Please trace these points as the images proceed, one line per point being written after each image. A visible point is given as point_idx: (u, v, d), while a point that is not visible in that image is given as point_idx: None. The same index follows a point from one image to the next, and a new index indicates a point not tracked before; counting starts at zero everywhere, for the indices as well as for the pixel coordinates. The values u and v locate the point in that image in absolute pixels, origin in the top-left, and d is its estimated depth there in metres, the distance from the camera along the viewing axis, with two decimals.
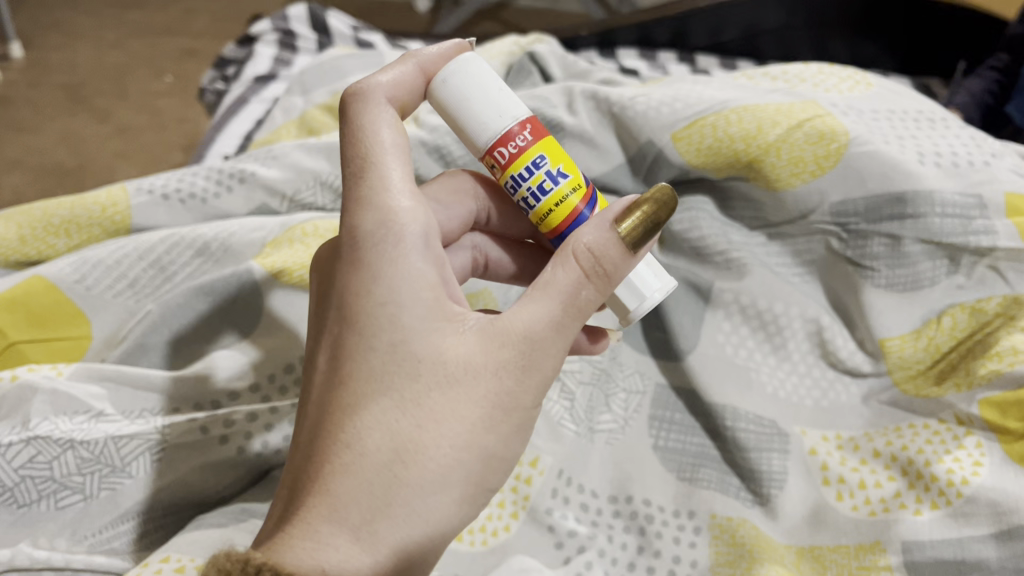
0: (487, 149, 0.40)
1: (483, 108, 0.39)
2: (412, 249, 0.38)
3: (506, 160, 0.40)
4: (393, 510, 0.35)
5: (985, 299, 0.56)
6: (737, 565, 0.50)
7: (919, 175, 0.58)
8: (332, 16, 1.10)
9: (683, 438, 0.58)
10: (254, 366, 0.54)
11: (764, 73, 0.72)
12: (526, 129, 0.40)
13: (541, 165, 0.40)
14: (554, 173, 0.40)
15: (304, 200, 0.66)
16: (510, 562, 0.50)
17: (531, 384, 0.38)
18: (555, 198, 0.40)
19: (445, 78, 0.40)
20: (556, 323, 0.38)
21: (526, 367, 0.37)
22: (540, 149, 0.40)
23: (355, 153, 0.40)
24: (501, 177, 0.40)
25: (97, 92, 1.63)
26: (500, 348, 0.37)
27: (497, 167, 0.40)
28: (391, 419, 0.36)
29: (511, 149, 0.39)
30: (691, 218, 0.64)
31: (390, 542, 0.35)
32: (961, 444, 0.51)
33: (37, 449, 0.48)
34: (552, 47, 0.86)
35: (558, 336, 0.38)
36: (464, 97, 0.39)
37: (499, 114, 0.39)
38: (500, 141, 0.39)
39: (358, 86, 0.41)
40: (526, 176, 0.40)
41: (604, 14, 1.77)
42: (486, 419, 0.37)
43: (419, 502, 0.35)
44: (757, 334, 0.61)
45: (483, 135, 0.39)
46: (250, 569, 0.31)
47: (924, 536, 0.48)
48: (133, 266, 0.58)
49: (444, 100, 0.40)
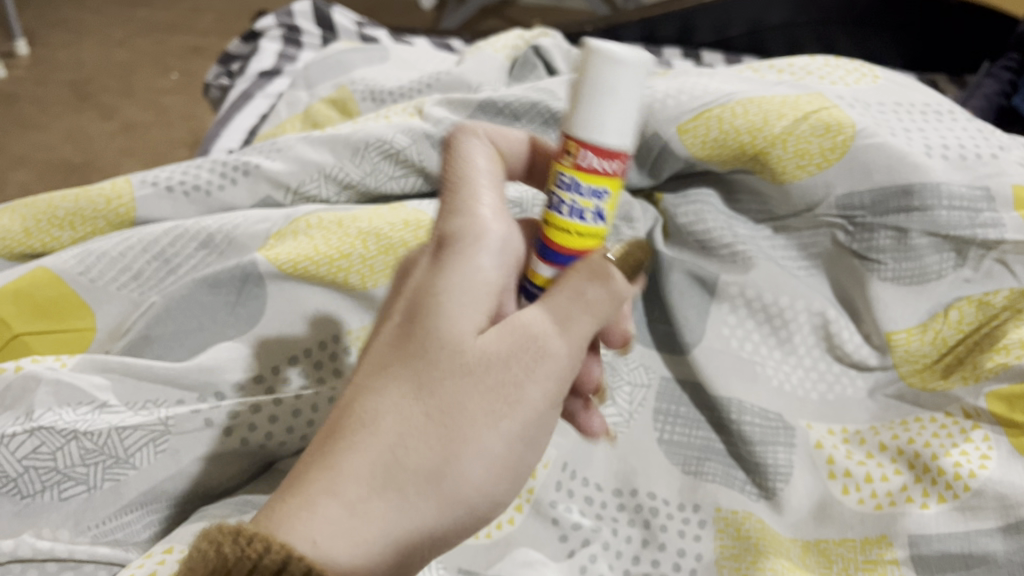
0: (579, 140, 0.35)
1: (607, 120, 0.34)
2: (474, 249, 0.38)
3: (583, 163, 0.35)
4: (390, 493, 0.34)
5: (992, 292, 0.55)
6: (742, 559, 0.51)
7: (926, 167, 0.57)
8: (338, 11, 1.10)
9: (687, 431, 0.58)
10: (256, 356, 0.54)
11: (769, 66, 0.71)
12: (618, 161, 0.35)
13: (599, 197, 0.36)
14: (599, 211, 0.36)
15: (308, 192, 0.66)
16: (514, 555, 0.51)
17: (540, 377, 0.36)
18: (579, 229, 0.37)
19: (615, 59, 0.34)
20: (569, 318, 0.37)
21: (536, 360, 0.36)
22: (605, 185, 0.35)
23: (446, 169, 0.42)
24: (564, 167, 0.36)
25: (103, 89, 1.63)
26: (513, 337, 0.36)
27: (570, 156, 0.35)
28: (407, 402, 0.35)
29: (595, 162, 0.35)
30: (696, 210, 0.64)
31: (375, 529, 0.34)
32: (969, 437, 0.50)
33: (41, 440, 0.47)
34: (558, 41, 0.86)
35: (566, 333, 0.37)
36: (603, 101, 0.34)
37: (619, 136, 0.34)
38: (597, 150, 0.34)
39: (466, 124, 0.44)
40: (581, 191, 0.35)
41: (608, 10, 1.76)
42: (493, 414, 0.35)
43: (416, 488, 0.34)
44: (763, 328, 0.61)
45: (584, 130, 0.34)
46: (241, 540, 0.31)
47: (930, 530, 0.48)
48: (138, 258, 0.58)
49: (594, 73, 0.34)
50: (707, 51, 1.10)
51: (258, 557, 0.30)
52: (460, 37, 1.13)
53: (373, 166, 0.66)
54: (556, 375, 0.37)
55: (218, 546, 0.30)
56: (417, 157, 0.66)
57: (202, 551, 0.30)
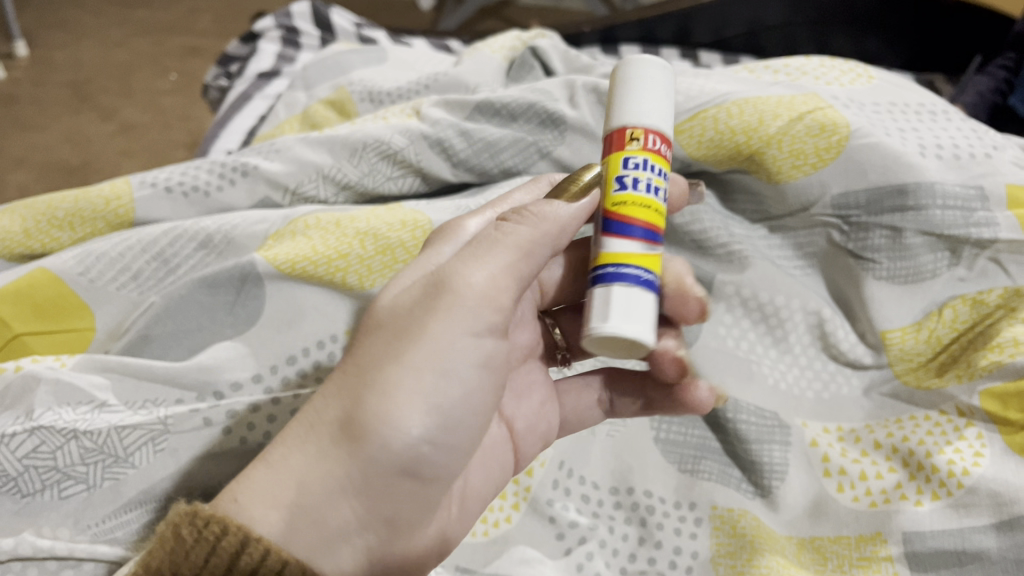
0: (646, 126, 0.40)
1: (659, 109, 0.41)
2: (432, 246, 0.45)
3: (650, 146, 0.40)
4: (307, 446, 0.39)
5: (986, 291, 0.56)
6: (737, 556, 0.51)
7: (920, 167, 0.58)
8: (336, 13, 1.11)
9: (684, 430, 0.57)
10: (254, 355, 0.55)
11: (765, 67, 0.72)
12: (670, 147, 0.42)
13: (665, 177, 0.41)
14: (665, 192, 0.41)
15: (306, 193, 0.67)
16: (511, 553, 0.52)
17: (437, 316, 0.39)
18: (657, 206, 0.40)
19: (654, 62, 0.42)
20: (478, 264, 0.40)
21: (434, 302, 0.39)
22: (668, 167, 0.41)
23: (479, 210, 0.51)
24: (633, 151, 0.40)
25: (102, 90, 1.63)
26: (420, 291, 0.40)
27: (637, 142, 0.40)
28: (338, 369, 0.41)
29: (659, 144, 0.41)
30: (692, 211, 0.63)
31: (292, 480, 0.38)
32: (962, 435, 0.51)
33: (40, 439, 0.48)
34: (555, 41, 0.86)
35: (467, 270, 0.40)
36: (653, 92, 0.41)
37: (669, 124, 0.42)
38: (658, 133, 0.41)
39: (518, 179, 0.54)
40: (654, 171, 0.40)
41: (605, 10, 1.77)
42: (392, 356, 0.39)
43: (329, 439, 0.38)
44: (758, 327, 0.61)
45: (645, 117, 0.40)
46: (198, 520, 0.35)
47: (924, 527, 0.48)
48: (137, 258, 0.59)
49: (645, 72, 0.41)
50: (704, 51, 1.11)
51: (215, 537, 0.35)
52: (458, 38, 1.14)
53: (371, 166, 0.67)
54: (454, 311, 0.39)
55: (176, 530, 0.35)
56: (415, 158, 0.67)
57: (163, 533, 0.35)
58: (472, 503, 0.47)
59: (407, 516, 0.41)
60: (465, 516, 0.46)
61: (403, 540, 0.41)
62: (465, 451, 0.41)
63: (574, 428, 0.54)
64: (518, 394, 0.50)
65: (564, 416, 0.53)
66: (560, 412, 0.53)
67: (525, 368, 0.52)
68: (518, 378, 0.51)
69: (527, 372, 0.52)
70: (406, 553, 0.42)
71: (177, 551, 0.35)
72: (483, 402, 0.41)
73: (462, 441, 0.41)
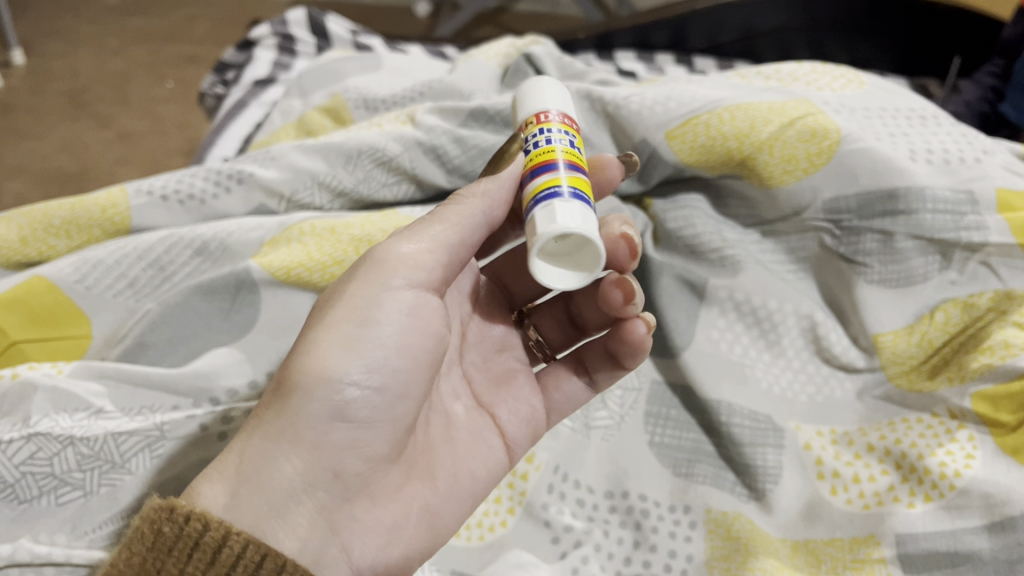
0: (536, 112, 0.45)
1: (553, 98, 0.46)
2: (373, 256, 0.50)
3: (546, 118, 0.44)
4: (249, 421, 0.41)
5: (977, 294, 0.56)
6: (731, 559, 0.51)
7: (910, 172, 0.58)
8: (332, 21, 1.12)
9: (678, 434, 0.58)
10: (251, 361, 0.55)
11: (756, 73, 0.72)
12: (570, 120, 0.45)
13: (570, 136, 0.44)
14: (575, 145, 0.44)
15: (302, 200, 0.67)
16: (506, 556, 0.52)
17: (359, 283, 0.43)
18: (567, 150, 0.43)
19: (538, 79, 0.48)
20: (401, 237, 0.44)
21: (357, 273, 0.43)
22: (571, 130, 0.45)
23: None
24: (531, 128, 0.45)
25: (99, 99, 1.64)
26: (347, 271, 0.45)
27: (534, 121, 0.45)
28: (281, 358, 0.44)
29: (554, 116, 0.45)
30: (685, 216, 0.65)
31: (236, 454, 0.39)
32: (954, 437, 0.51)
33: (37, 446, 0.48)
34: (550, 48, 0.87)
35: (392, 244, 0.44)
36: (534, 87, 0.47)
37: (559, 105, 0.46)
38: (547, 110, 0.45)
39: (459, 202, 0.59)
40: (556, 132, 0.44)
41: (601, 17, 1.77)
42: (317, 322, 0.42)
43: (264, 407, 0.41)
44: (752, 331, 0.61)
45: (531, 106, 0.46)
46: (178, 516, 0.35)
47: (917, 529, 0.48)
48: (133, 265, 0.59)
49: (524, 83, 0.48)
50: (700, 57, 1.11)
51: (199, 533, 0.35)
52: (454, 45, 1.15)
53: (366, 173, 0.68)
54: (374, 274, 0.43)
55: (156, 526, 0.35)
56: (409, 164, 0.67)
57: (139, 529, 0.35)
58: (457, 479, 0.48)
59: (356, 471, 0.41)
60: (456, 494, 0.47)
61: (363, 502, 0.42)
62: (401, 395, 0.42)
63: (562, 409, 0.54)
64: (498, 384, 0.53)
65: (548, 399, 0.53)
66: (544, 398, 0.53)
67: (501, 358, 0.54)
68: (494, 367, 0.53)
69: (504, 362, 0.54)
70: (371, 516, 0.42)
71: (159, 547, 0.35)
72: (413, 347, 0.43)
73: (394, 381, 0.42)
